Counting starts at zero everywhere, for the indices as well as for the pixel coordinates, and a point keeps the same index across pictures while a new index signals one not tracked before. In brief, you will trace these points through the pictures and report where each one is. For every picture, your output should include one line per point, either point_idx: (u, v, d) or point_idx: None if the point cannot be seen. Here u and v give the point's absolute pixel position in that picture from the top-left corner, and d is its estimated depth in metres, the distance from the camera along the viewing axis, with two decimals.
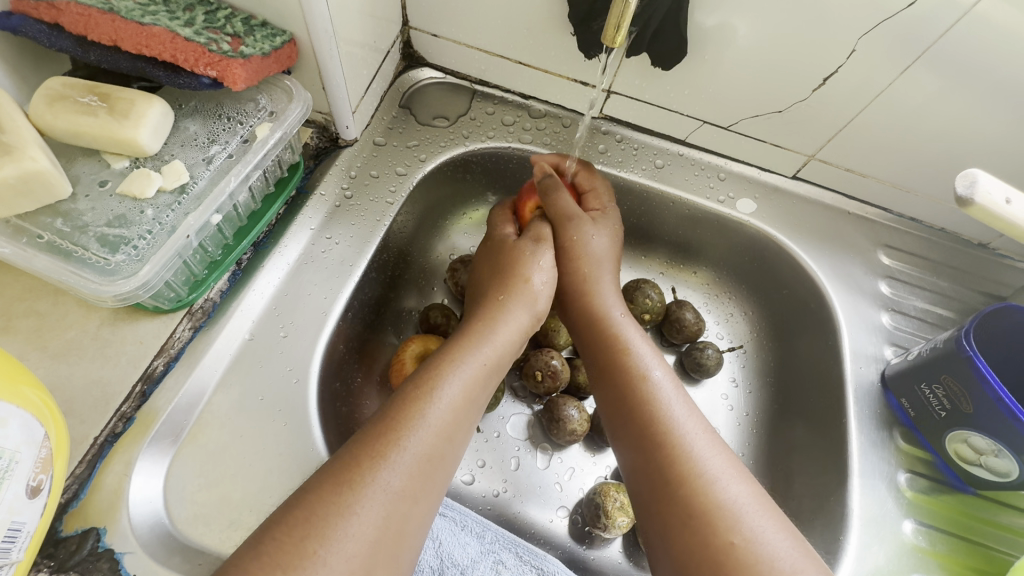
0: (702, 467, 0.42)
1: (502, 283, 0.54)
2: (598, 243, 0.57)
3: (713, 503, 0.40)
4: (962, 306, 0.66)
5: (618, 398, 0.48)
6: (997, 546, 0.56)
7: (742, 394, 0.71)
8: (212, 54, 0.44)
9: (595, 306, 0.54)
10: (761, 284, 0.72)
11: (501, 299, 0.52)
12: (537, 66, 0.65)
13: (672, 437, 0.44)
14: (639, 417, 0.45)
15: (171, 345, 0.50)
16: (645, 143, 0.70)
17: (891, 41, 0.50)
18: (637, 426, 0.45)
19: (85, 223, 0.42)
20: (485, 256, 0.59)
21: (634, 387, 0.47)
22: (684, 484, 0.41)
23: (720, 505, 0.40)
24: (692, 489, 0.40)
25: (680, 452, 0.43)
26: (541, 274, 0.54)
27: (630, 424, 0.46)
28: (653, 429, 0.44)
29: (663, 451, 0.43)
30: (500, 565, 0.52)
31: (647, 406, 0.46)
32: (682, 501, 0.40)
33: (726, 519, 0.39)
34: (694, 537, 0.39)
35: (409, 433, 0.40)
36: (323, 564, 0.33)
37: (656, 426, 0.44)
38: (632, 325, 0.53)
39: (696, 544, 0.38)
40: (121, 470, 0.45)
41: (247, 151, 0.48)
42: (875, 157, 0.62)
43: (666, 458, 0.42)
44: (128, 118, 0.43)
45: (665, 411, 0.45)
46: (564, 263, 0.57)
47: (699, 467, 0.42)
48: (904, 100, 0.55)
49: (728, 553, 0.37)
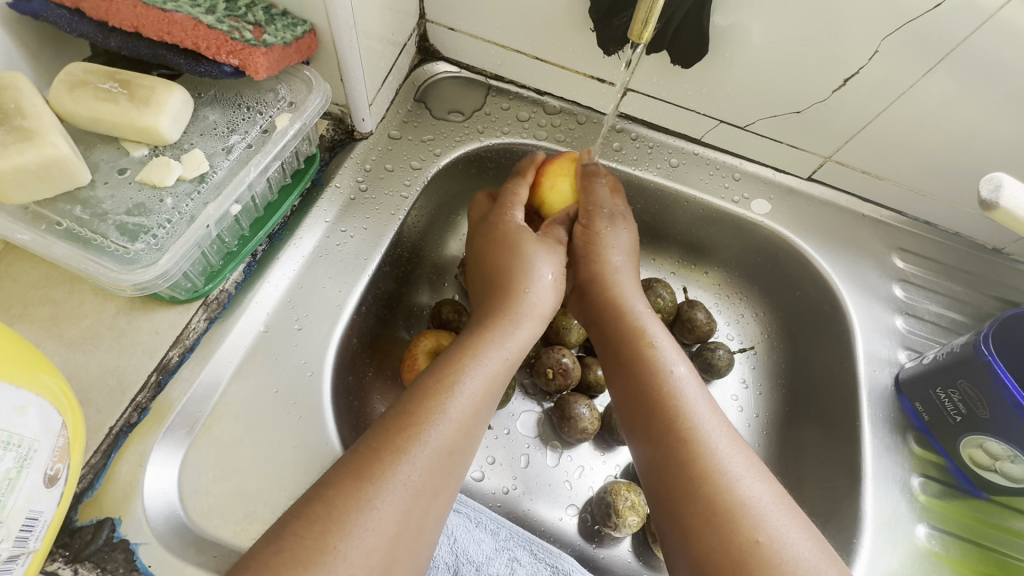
0: (724, 467, 0.41)
1: (511, 261, 0.54)
2: (622, 238, 0.58)
3: (736, 503, 0.39)
4: (975, 311, 0.66)
5: (638, 396, 0.47)
6: (1008, 551, 0.56)
7: (753, 395, 0.71)
8: (235, 42, 0.43)
9: (618, 301, 0.54)
10: (774, 285, 0.72)
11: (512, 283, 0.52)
12: (553, 61, 0.65)
13: (695, 435, 0.43)
14: (659, 414, 0.45)
15: (186, 336, 0.49)
16: (659, 141, 0.69)
17: (916, 42, 0.50)
18: (660, 425, 0.45)
19: (104, 211, 0.42)
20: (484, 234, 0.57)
21: (654, 384, 0.47)
22: (707, 483, 0.41)
23: (742, 504, 0.39)
24: (715, 487, 0.40)
25: (703, 450, 0.42)
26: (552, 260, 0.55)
27: (651, 422, 0.45)
28: (674, 426, 0.44)
29: (685, 449, 0.43)
30: (513, 563, 0.52)
31: (669, 403, 0.45)
32: (705, 499, 0.40)
33: (749, 519, 0.39)
34: (717, 537, 0.38)
35: (430, 428, 0.40)
36: (342, 558, 0.33)
37: (677, 425, 0.44)
38: (654, 322, 0.52)
39: (718, 543, 0.38)
40: (136, 460, 0.44)
41: (266, 141, 0.47)
42: (892, 160, 0.61)
43: (689, 456, 0.42)
44: (148, 105, 0.43)
45: (687, 410, 0.45)
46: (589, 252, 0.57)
47: (722, 466, 0.41)
48: (925, 102, 0.54)
49: (754, 552, 0.37)
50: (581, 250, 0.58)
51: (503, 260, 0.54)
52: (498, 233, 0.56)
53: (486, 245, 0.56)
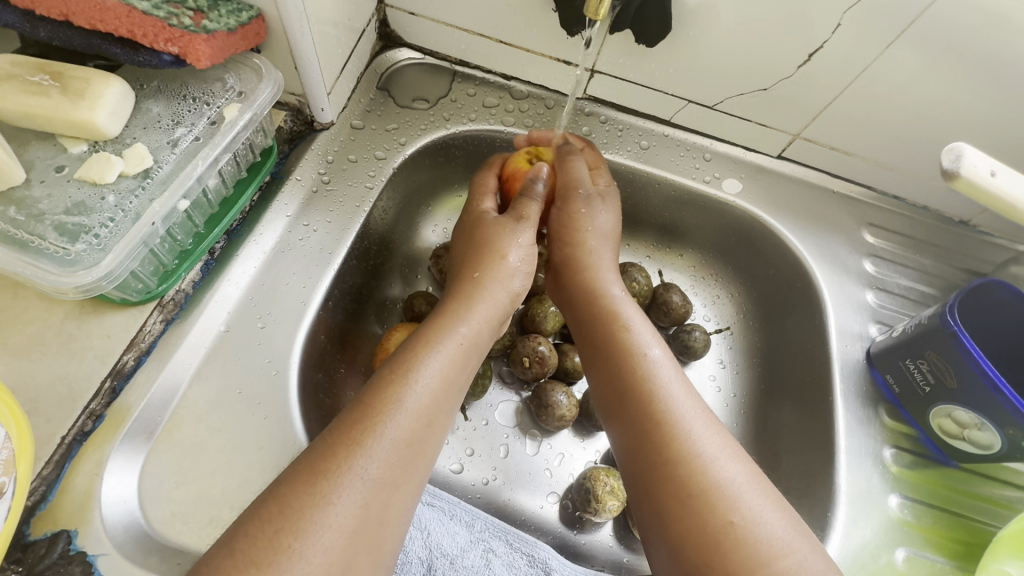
0: (699, 449, 0.41)
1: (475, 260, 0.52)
2: (603, 220, 0.57)
3: (710, 484, 0.39)
4: (944, 283, 0.66)
5: (614, 377, 0.47)
6: (978, 518, 0.56)
7: (730, 375, 0.71)
8: (173, 29, 0.41)
9: (591, 284, 0.53)
10: (747, 264, 0.72)
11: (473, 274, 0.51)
12: (517, 44, 0.63)
13: (670, 418, 0.43)
14: (636, 397, 0.45)
15: (142, 339, 0.47)
16: (629, 124, 0.69)
17: (879, 14, 0.49)
18: (634, 407, 0.44)
19: (41, 212, 0.40)
20: (463, 229, 0.57)
21: (630, 368, 0.46)
22: (683, 466, 0.40)
23: (718, 486, 0.39)
24: (690, 470, 0.40)
25: (676, 431, 0.42)
26: (517, 252, 0.53)
27: (627, 406, 0.45)
28: (650, 410, 0.44)
29: (658, 430, 0.42)
30: (489, 554, 0.52)
31: (644, 385, 0.45)
32: (681, 482, 0.40)
33: (723, 501, 0.39)
34: (690, 519, 0.38)
35: (387, 419, 0.39)
36: (298, 557, 0.33)
37: (653, 406, 0.44)
38: (629, 304, 0.52)
39: (694, 526, 0.38)
40: (91, 470, 0.42)
41: (215, 134, 0.45)
42: (860, 135, 0.61)
43: (665, 441, 0.42)
44: (83, 98, 0.40)
45: (664, 392, 0.44)
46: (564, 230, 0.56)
47: (698, 449, 0.41)
48: (890, 75, 0.54)
49: (727, 534, 0.37)
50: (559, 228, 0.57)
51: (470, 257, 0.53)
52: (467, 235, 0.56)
53: (462, 244, 0.55)
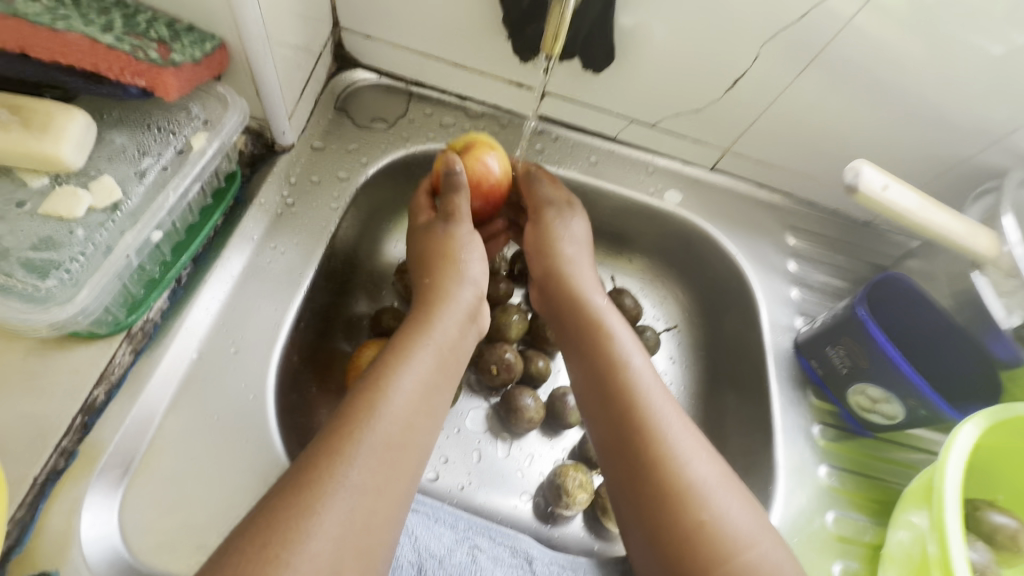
0: (676, 450, 0.46)
1: (431, 268, 0.55)
2: (577, 228, 0.63)
3: (685, 483, 0.44)
4: (855, 277, 0.76)
5: (600, 384, 0.51)
6: (891, 479, 0.66)
7: (679, 368, 0.78)
8: (138, 63, 0.42)
9: (575, 294, 0.58)
10: (689, 267, 0.79)
11: (428, 282, 0.54)
12: (471, 67, 0.67)
13: (650, 423, 0.48)
14: (618, 403, 0.49)
15: (112, 371, 0.47)
16: (579, 141, 0.74)
17: (789, 46, 0.57)
18: (618, 412, 0.49)
19: (6, 249, 0.39)
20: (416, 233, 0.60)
21: (614, 376, 0.51)
22: (660, 466, 0.45)
23: (692, 485, 0.44)
24: (669, 470, 0.45)
25: (658, 436, 0.47)
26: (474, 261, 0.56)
27: (610, 411, 0.50)
28: (632, 416, 0.48)
29: (642, 433, 0.47)
30: (474, 550, 0.54)
31: (626, 392, 0.50)
32: (660, 482, 0.45)
33: (697, 499, 0.43)
34: (669, 516, 0.43)
35: (365, 427, 0.41)
36: (288, 565, 0.34)
37: (635, 412, 0.48)
38: (613, 312, 0.57)
39: (672, 523, 0.43)
40: (69, 508, 0.42)
41: (183, 163, 0.46)
42: (779, 149, 0.69)
43: (645, 443, 0.47)
44: (46, 132, 0.40)
45: (645, 398, 0.49)
46: (543, 241, 0.62)
47: (675, 451, 0.46)
48: (801, 98, 0.62)
49: (701, 529, 0.42)
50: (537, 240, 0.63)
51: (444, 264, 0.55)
52: (426, 246, 0.57)
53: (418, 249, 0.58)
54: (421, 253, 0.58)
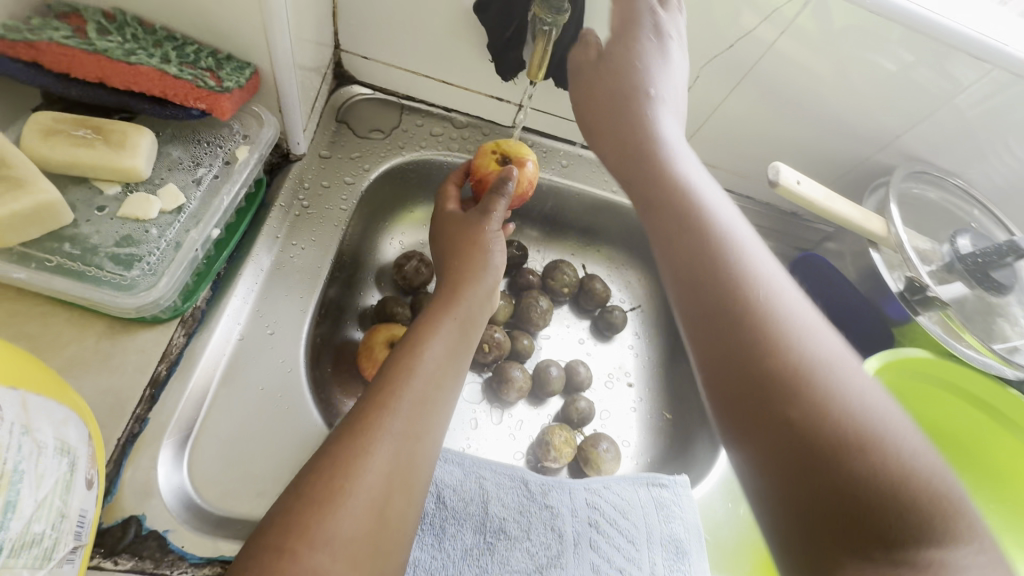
0: (816, 368, 0.36)
1: (459, 255, 0.64)
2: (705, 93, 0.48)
3: (833, 408, 0.34)
4: (783, 258, 0.91)
5: (714, 285, 0.40)
6: None
7: (643, 342, 0.91)
8: (200, 90, 0.50)
9: (669, 170, 0.46)
10: (649, 255, 0.92)
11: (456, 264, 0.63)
12: (457, 84, 0.77)
13: (781, 337, 0.37)
14: (739, 312, 0.38)
15: (170, 351, 0.54)
16: (551, 147, 0.86)
17: (723, 68, 0.70)
18: (739, 322, 0.38)
19: (94, 245, 0.46)
20: (439, 228, 0.69)
21: (731, 274, 0.40)
22: (798, 388, 0.35)
23: (845, 411, 0.34)
24: (811, 395, 0.35)
25: (803, 352, 0.36)
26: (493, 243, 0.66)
27: (727, 320, 0.38)
28: (757, 325, 0.38)
29: (776, 351, 0.36)
30: (481, 480, 0.62)
31: (748, 298, 0.39)
32: (800, 407, 0.35)
33: (850, 428, 0.33)
34: (809, 446, 0.33)
35: (405, 385, 0.48)
36: (350, 493, 0.41)
37: (762, 323, 0.38)
38: (722, 198, 0.45)
39: (816, 453, 0.33)
40: (148, 464, 0.49)
41: (232, 172, 0.54)
42: (719, 152, 0.83)
43: (775, 360, 0.36)
44: (124, 148, 0.48)
45: (772, 306, 0.38)
46: (609, 99, 0.53)
47: (815, 371, 0.36)
48: (734, 110, 0.76)
49: (851, 462, 0.33)
50: (593, 92, 0.55)
51: (459, 258, 0.64)
52: (451, 237, 0.66)
53: (443, 239, 0.68)
54: (448, 246, 0.66)
